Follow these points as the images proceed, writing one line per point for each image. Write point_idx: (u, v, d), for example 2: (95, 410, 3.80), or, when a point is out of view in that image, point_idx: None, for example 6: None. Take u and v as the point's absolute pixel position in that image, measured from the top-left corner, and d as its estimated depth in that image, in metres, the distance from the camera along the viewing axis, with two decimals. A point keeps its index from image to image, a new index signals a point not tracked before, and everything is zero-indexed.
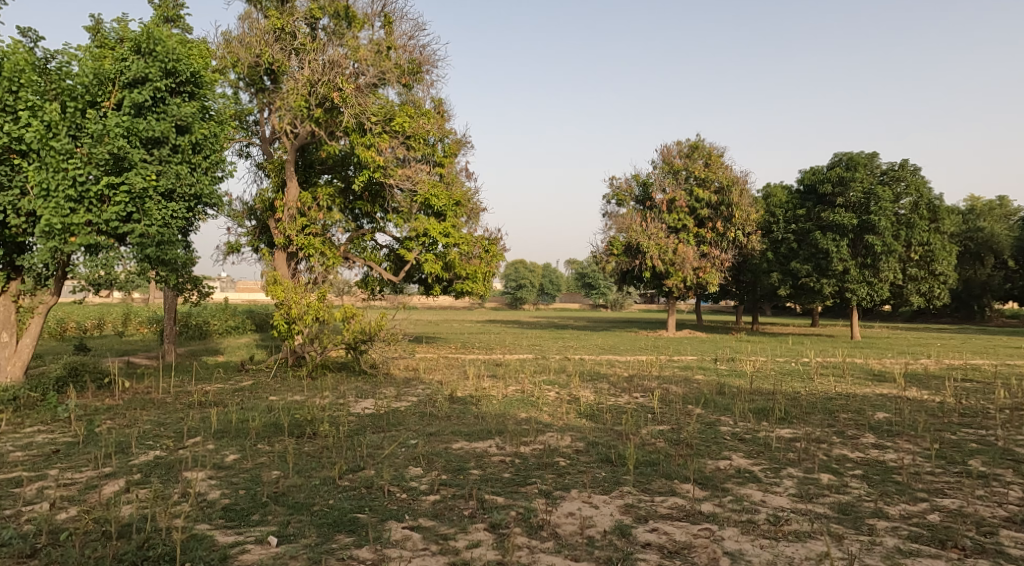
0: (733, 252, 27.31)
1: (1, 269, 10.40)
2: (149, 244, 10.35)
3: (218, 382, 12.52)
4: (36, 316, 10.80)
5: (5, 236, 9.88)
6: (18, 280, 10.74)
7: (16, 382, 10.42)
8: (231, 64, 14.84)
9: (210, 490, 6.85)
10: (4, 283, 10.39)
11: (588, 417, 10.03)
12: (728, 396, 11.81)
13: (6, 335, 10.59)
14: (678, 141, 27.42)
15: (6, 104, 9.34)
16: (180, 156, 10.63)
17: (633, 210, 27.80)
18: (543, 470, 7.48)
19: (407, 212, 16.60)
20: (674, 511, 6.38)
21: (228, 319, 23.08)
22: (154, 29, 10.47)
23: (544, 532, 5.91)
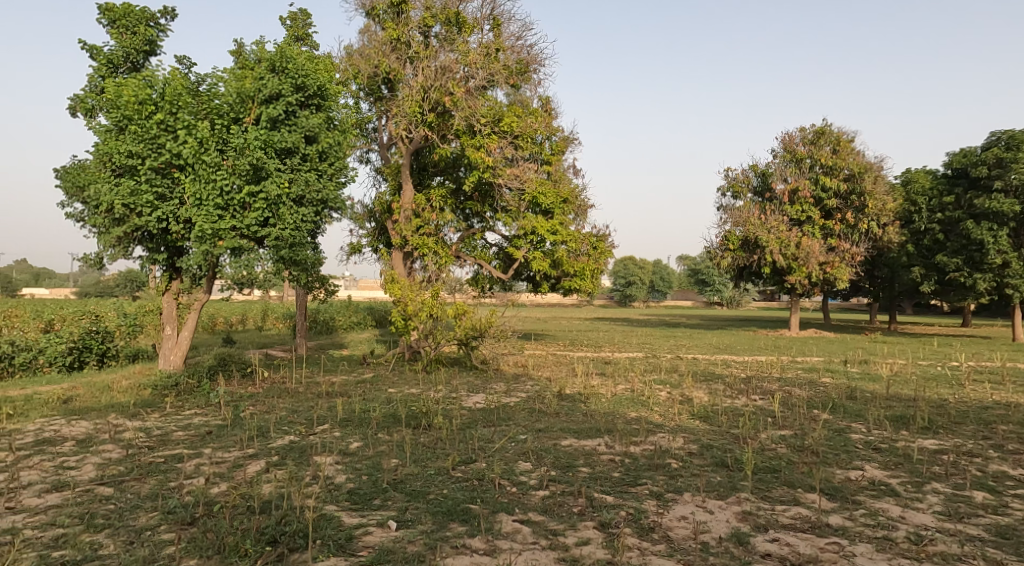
0: (867, 244, 25.88)
1: (164, 270, 11.64)
2: (283, 246, 11.27)
3: (342, 374, 13.43)
4: (193, 312, 12.03)
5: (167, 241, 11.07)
6: (178, 280, 11.96)
7: (177, 371, 11.71)
8: (352, 75, 15.73)
9: (337, 474, 7.47)
10: (166, 282, 11.63)
11: (702, 418, 10.00)
12: (860, 401, 11.32)
13: (169, 329, 11.83)
14: (801, 128, 26.30)
15: (167, 125, 10.49)
16: (308, 164, 11.51)
17: (750, 202, 27.01)
18: (654, 471, 7.59)
19: (515, 211, 16.96)
20: (799, 522, 6.32)
21: (351, 315, 24.49)
22: (285, 48, 11.35)
23: (655, 534, 6.05)
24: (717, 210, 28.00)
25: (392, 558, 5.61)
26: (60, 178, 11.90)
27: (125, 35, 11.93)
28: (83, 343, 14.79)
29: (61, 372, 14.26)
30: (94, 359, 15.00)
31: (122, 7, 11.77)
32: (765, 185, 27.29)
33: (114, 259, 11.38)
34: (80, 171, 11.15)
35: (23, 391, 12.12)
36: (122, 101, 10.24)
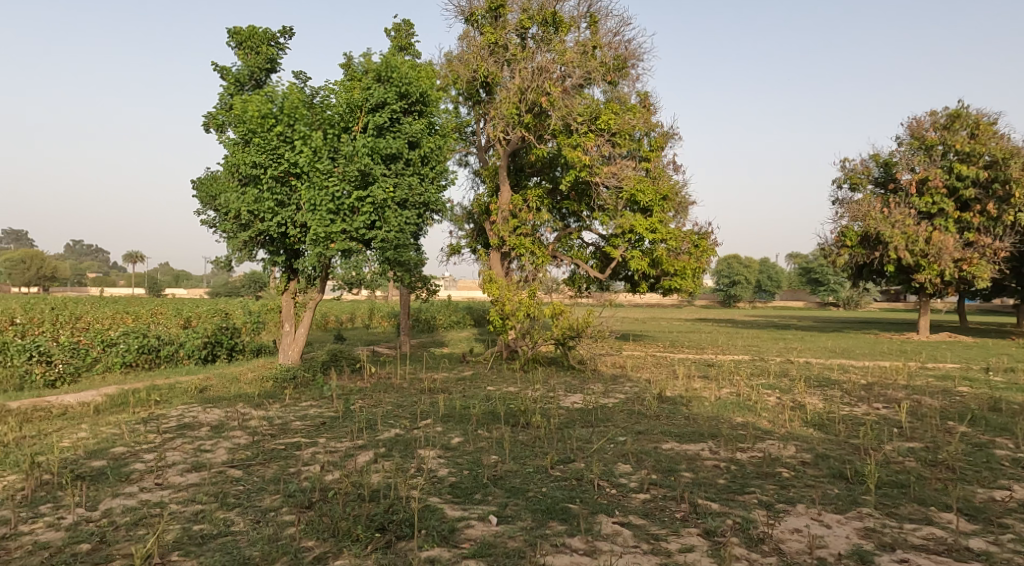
0: (1012, 238, 23.92)
1: (283, 272, 12.50)
2: (388, 248, 11.79)
3: (443, 371, 13.91)
4: (308, 309, 12.83)
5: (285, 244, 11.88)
6: (295, 281, 12.81)
7: (296, 365, 12.59)
8: (452, 80, 16.22)
9: (439, 468, 7.78)
10: (285, 282, 12.48)
11: (817, 427, 9.67)
12: (1005, 414, 10.55)
13: (287, 325, 12.74)
14: (931, 112, 24.72)
15: (286, 136, 11.27)
16: (411, 168, 11.98)
17: (872, 195, 25.69)
18: (763, 480, 7.44)
19: (613, 209, 16.83)
20: (931, 543, 6.03)
21: (451, 314, 25.16)
22: (390, 59, 11.87)
23: (765, 546, 5.95)
24: (834, 204, 26.82)
25: (494, 553, 5.82)
26: (198, 190, 13.13)
27: (250, 55, 12.82)
28: (215, 337, 16.24)
29: (198, 364, 15.64)
30: (224, 353, 16.43)
31: (247, 30, 12.65)
32: (889, 175, 25.95)
33: (240, 261, 12.38)
34: (215, 182, 12.44)
35: (166, 379, 13.46)
36: (247, 117, 11.03)
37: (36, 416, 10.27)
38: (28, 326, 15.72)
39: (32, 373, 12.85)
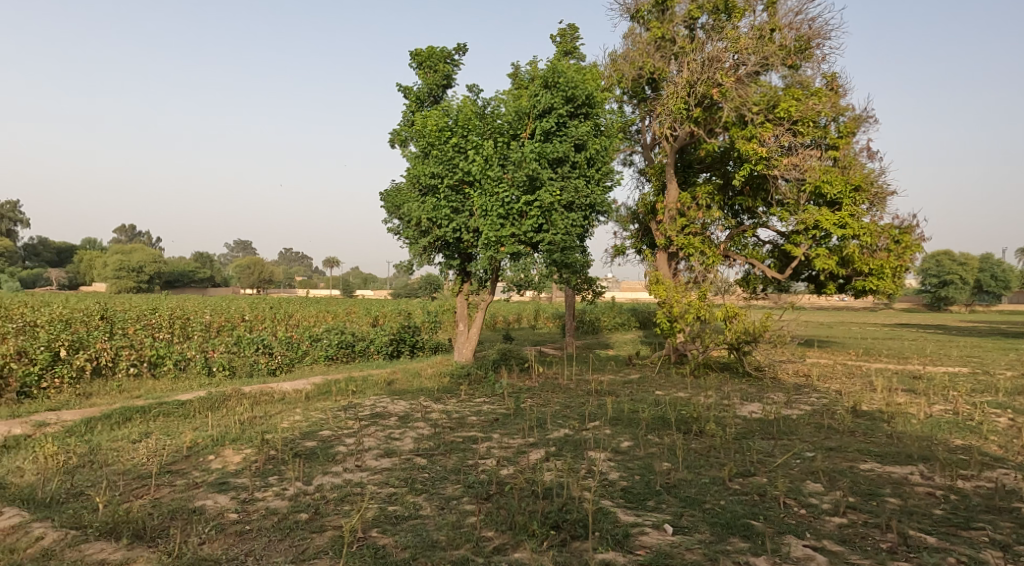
0: None
1: (457, 275, 13.10)
2: (555, 251, 11.82)
3: (610, 373, 13.69)
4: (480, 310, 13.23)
5: (460, 249, 12.58)
6: (468, 283, 13.35)
7: (470, 362, 13.44)
8: (617, 81, 15.99)
9: (610, 471, 7.60)
10: (458, 286, 13.04)
11: None
12: None
13: (461, 325, 13.46)
14: None
15: (461, 148, 11.87)
16: (578, 171, 11.86)
17: None
18: (994, 516, 6.47)
19: (794, 204, 15.36)
20: None
21: (616, 316, 24.86)
22: (556, 64, 11.80)
23: None
24: None
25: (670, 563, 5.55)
26: (385, 201, 14.09)
27: (428, 74, 13.42)
28: (401, 336, 17.84)
29: (386, 359, 17.24)
30: (407, 349, 17.94)
31: (427, 51, 13.22)
32: None
33: (420, 265, 13.25)
34: (399, 194, 13.31)
35: (362, 371, 14.98)
36: (427, 132, 12.01)
37: (264, 399, 12.06)
38: (253, 323, 17.95)
39: (257, 362, 14.69)
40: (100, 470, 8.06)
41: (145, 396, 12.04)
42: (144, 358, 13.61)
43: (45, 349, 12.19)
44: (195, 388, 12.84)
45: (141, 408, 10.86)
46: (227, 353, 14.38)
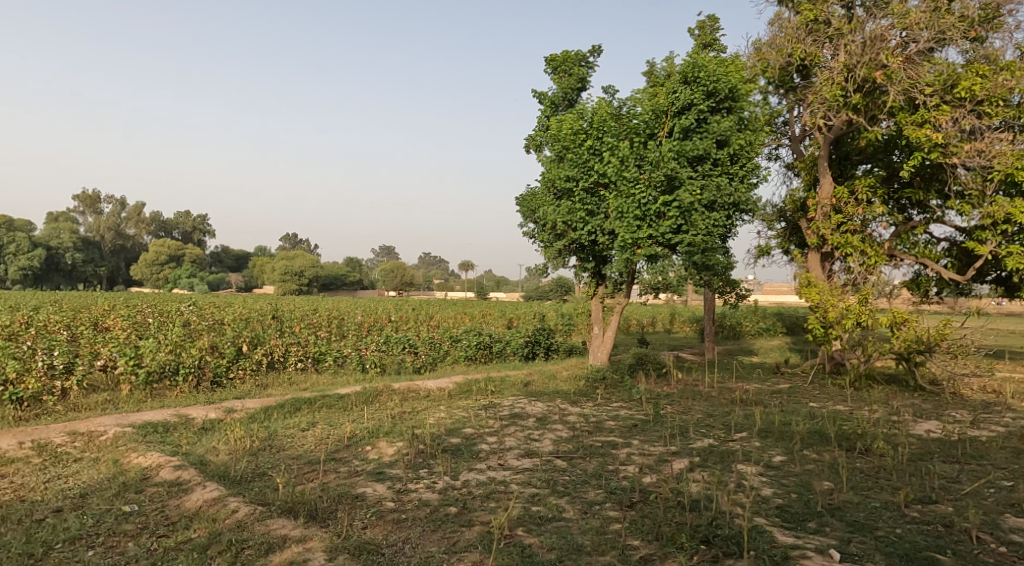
0: None
1: (591, 278, 13.00)
2: (695, 252, 11.34)
3: (757, 382, 12.93)
4: (616, 314, 13.07)
5: (595, 251, 12.37)
6: (603, 286, 13.21)
7: (604, 366, 13.32)
8: (761, 69, 15.11)
9: (764, 486, 7.15)
10: (593, 288, 12.94)
11: None
12: None
13: (597, 328, 13.41)
14: None
15: (596, 149, 11.74)
16: (720, 168, 11.32)
17: None
18: None
19: (978, 195, 13.42)
20: None
21: (760, 322, 23.62)
22: (697, 58, 11.30)
23: None
24: None
25: None
26: (520, 205, 14.15)
27: (563, 78, 13.33)
28: (535, 337, 17.99)
29: (521, 360, 17.50)
30: (542, 351, 18.06)
31: (562, 56, 13.16)
32: None
33: (556, 268, 13.32)
34: (534, 199, 13.41)
35: (499, 371, 15.32)
36: (562, 135, 11.98)
37: (411, 397, 13.58)
38: (398, 323, 18.92)
39: (404, 360, 15.87)
40: (278, 453, 9.46)
41: (312, 389, 13.71)
42: (309, 354, 15.20)
43: (231, 343, 13.99)
44: (352, 383, 14.35)
45: (309, 400, 12.64)
46: (377, 351, 15.69)
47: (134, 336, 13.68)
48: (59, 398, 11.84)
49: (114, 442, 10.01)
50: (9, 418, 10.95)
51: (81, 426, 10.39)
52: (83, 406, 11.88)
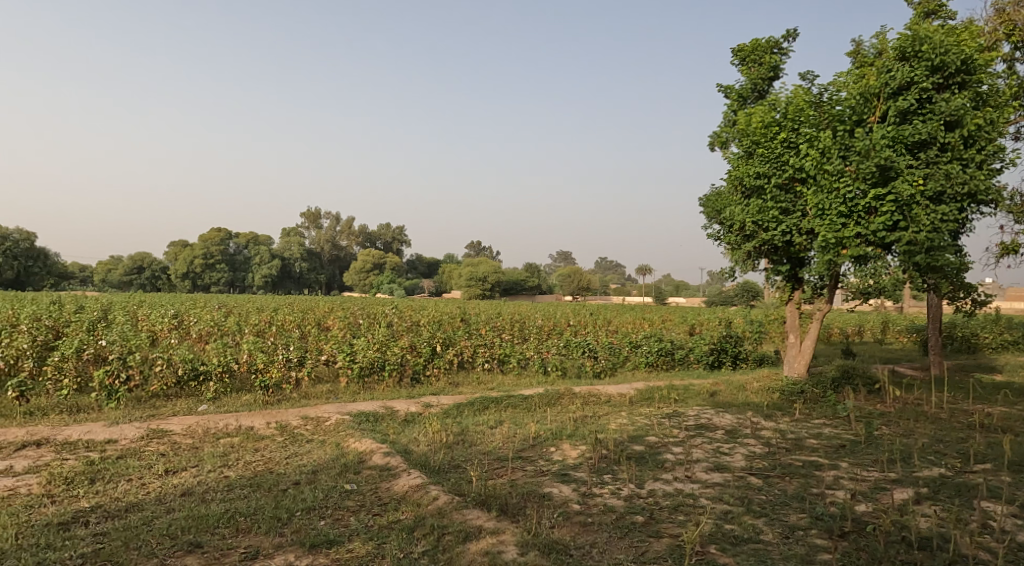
0: None
1: (786, 282, 12.14)
2: (917, 251, 9.89)
3: (1001, 405, 11.14)
4: (815, 321, 12.09)
5: (791, 252, 11.50)
6: (800, 290, 12.28)
7: (801, 378, 12.39)
8: (1007, 33, 12.88)
9: (1015, 530, 6.93)
10: (788, 293, 12.11)
11: None
12: None
13: (793, 337, 12.58)
14: None
15: (792, 142, 10.88)
16: (949, 154, 9.79)
17: None
18: None
19: None
20: None
21: (1001, 333, 20.55)
22: (918, 29, 10.03)
23: None
24: None
25: None
26: (703, 206, 13.47)
27: (754, 68, 12.44)
28: (721, 346, 17.04)
29: (706, 369, 16.74)
30: (728, 361, 17.07)
31: (750, 44, 12.31)
32: None
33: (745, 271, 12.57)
34: (720, 198, 12.73)
35: (682, 378, 14.99)
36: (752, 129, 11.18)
37: (592, 401, 13.63)
38: (577, 327, 18.87)
39: (584, 365, 15.84)
40: (470, 448, 10.69)
41: (497, 389, 14.34)
42: (495, 355, 15.64)
43: (427, 343, 14.88)
44: (534, 385, 14.77)
45: (495, 399, 13.21)
46: (559, 355, 15.78)
47: (351, 334, 14.99)
48: (293, 386, 13.44)
49: (335, 429, 11.33)
50: (258, 401, 12.65)
51: (312, 412, 12.12)
52: (312, 395, 13.35)
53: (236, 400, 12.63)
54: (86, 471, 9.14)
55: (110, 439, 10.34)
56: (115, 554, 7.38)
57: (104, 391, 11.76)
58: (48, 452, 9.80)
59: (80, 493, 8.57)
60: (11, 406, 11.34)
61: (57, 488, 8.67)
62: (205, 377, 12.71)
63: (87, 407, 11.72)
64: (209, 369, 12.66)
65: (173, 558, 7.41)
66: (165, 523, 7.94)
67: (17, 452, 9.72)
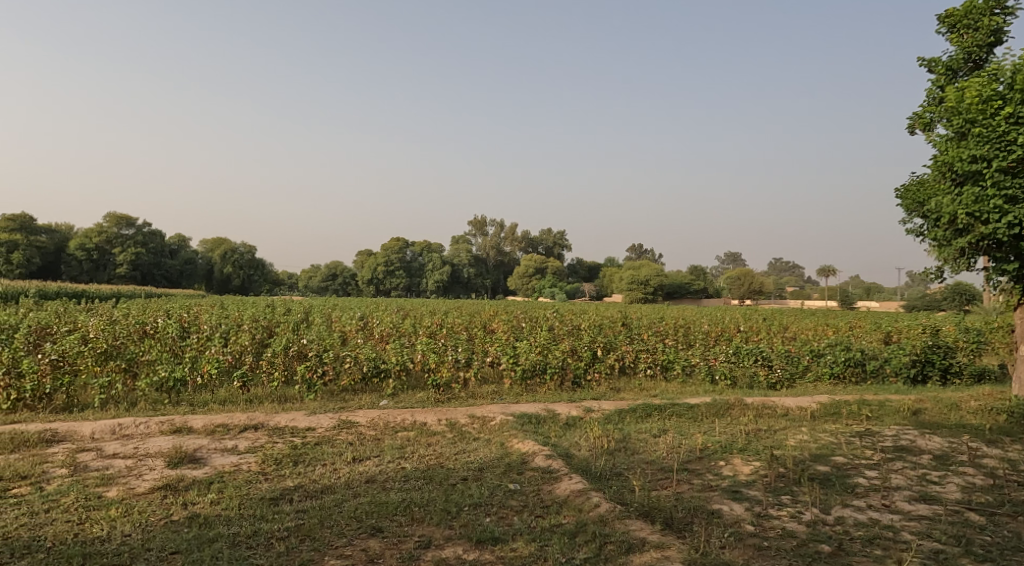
0: None
1: (1015, 284, 10.38)
2: None
3: None
4: None
5: (1019, 248, 9.77)
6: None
7: None
8: None
9: None
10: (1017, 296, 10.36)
11: None
12: None
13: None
14: None
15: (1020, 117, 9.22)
16: None
17: None
18: None
19: None
20: None
21: None
22: None
23: None
24: None
25: None
26: (902, 197, 11.95)
27: (966, 35, 10.75)
28: (925, 356, 15.08)
29: (906, 385, 14.90)
30: (935, 375, 15.12)
31: (962, 7, 10.63)
32: None
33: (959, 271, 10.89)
34: (924, 187, 11.22)
35: (878, 392, 13.42)
36: (965, 106, 9.64)
37: (767, 413, 12.46)
38: (747, 334, 17.48)
39: (756, 374, 14.58)
40: (632, 456, 10.06)
41: (661, 396, 13.57)
42: (658, 361, 14.85)
43: (587, 347, 14.46)
44: (702, 394, 13.79)
45: (658, 407, 12.47)
46: (727, 362, 14.68)
47: (513, 337, 14.86)
48: (462, 386, 13.57)
49: (500, 429, 11.16)
50: (431, 399, 12.89)
51: (478, 412, 12.07)
52: (478, 395, 13.39)
53: (411, 397, 12.94)
54: (292, 454, 9.62)
55: (310, 427, 10.86)
56: (313, 530, 7.61)
57: (305, 385, 12.61)
58: (263, 435, 10.46)
59: (287, 473, 8.99)
60: (236, 394, 12.34)
61: (269, 467, 9.17)
62: (385, 374, 13.14)
63: (293, 398, 12.41)
64: (389, 367, 13.06)
65: (358, 540, 7.53)
66: (352, 507, 8.11)
67: (240, 434, 10.48)
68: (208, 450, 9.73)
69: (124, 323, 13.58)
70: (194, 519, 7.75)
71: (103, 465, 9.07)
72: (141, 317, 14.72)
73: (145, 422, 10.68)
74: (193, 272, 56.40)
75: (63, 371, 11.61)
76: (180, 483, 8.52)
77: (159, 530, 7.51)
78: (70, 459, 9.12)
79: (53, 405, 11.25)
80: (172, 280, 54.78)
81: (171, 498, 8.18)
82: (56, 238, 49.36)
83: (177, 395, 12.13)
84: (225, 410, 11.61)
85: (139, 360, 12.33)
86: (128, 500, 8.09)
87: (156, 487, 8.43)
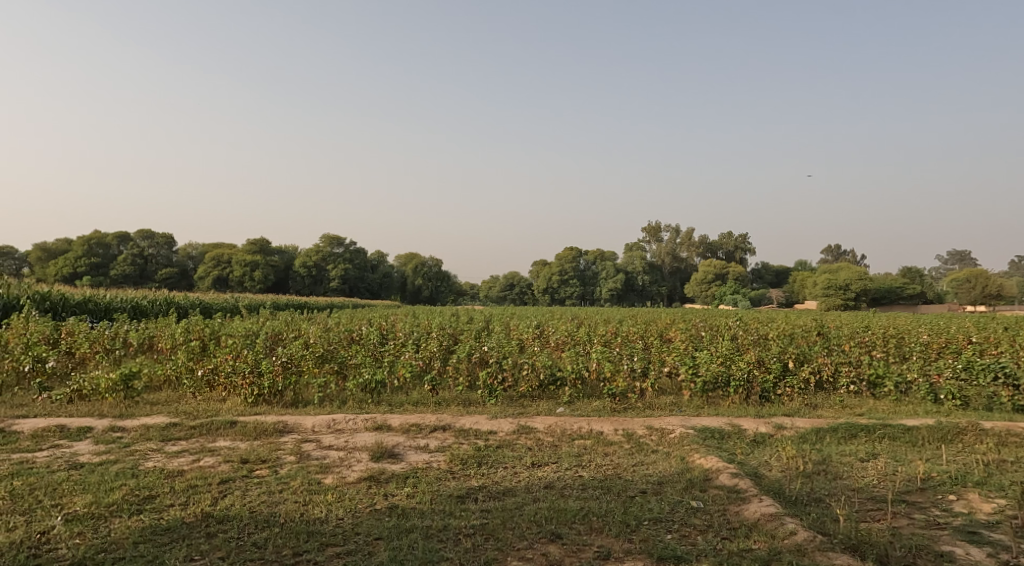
0: None
1: None
2: None
3: None
4: None
5: None
6: None
7: None
8: None
9: None
10: None
11: None
12: None
13: None
14: None
15: None
16: None
17: None
18: None
19: None
20: None
21: None
22: None
23: None
24: None
25: None
26: None
27: None
28: None
29: None
30: None
31: None
32: None
33: None
34: None
35: None
36: None
37: (1016, 443, 10.13)
38: (982, 347, 14.64)
39: (998, 396, 12.12)
40: (835, 481, 8.51)
41: (868, 416, 11.64)
42: (863, 377, 12.88)
43: (777, 358, 12.85)
44: (921, 416, 11.62)
45: (866, 427, 10.60)
46: (955, 380, 12.32)
47: (692, 346, 13.63)
48: (638, 397, 12.62)
49: (680, 442, 10.07)
50: (607, 408, 12.06)
51: (656, 423, 11.03)
52: (656, 406, 12.34)
53: (588, 405, 12.15)
54: (476, 454, 9.23)
55: (491, 430, 10.49)
56: (497, 530, 7.11)
57: (487, 390, 12.23)
58: (450, 436, 10.22)
59: (473, 473, 8.60)
60: (426, 397, 12.40)
61: (456, 466, 8.83)
62: (561, 381, 12.53)
63: (476, 402, 12.25)
64: (565, 374, 12.42)
65: (539, 544, 6.95)
66: (532, 510, 7.49)
67: (429, 434, 10.30)
68: (406, 447, 9.60)
69: (336, 330, 14.25)
70: (394, 510, 7.52)
71: (322, 454, 9.16)
72: (349, 324, 15.40)
73: (354, 418, 10.83)
74: (391, 283, 60.20)
75: (291, 371, 12.05)
76: (381, 475, 8.38)
77: (366, 516, 7.35)
78: (296, 448, 9.32)
79: (284, 401, 11.78)
80: (375, 292, 58.87)
81: (375, 489, 8.04)
82: (287, 257, 54.75)
83: (378, 395, 12.23)
84: (418, 411, 11.58)
85: (348, 363, 12.52)
86: (341, 488, 8.05)
87: (361, 477, 8.33)
